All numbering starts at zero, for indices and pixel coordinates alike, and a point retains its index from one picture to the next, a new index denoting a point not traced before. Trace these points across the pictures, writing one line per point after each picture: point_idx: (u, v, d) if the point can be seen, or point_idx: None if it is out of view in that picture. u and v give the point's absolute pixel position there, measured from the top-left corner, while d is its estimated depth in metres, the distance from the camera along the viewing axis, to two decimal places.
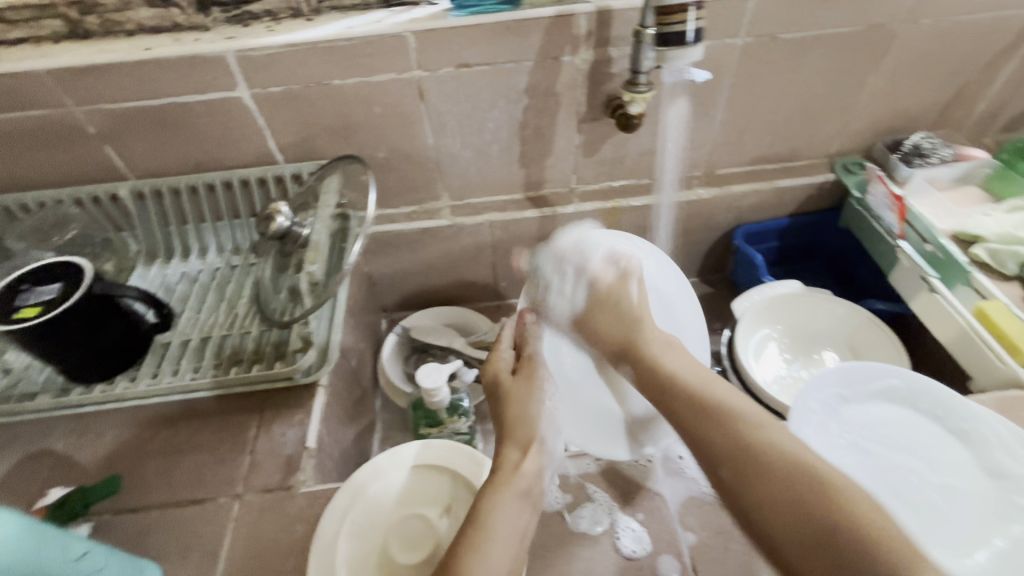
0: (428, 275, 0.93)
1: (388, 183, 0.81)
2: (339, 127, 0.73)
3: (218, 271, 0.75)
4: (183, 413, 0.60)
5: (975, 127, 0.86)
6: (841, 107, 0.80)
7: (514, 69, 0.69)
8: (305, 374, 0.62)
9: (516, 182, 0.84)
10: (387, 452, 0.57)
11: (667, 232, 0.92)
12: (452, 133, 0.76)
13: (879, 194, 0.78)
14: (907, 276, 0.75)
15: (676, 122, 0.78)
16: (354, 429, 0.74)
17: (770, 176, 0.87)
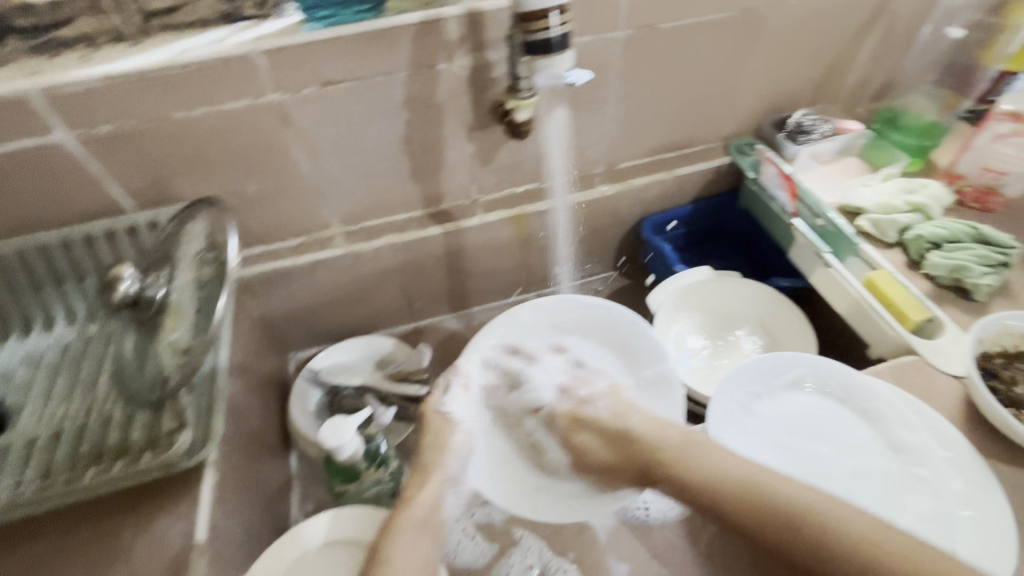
0: (332, 308, 0.86)
1: (266, 218, 0.72)
2: (195, 165, 0.64)
3: (69, 345, 0.65)
4: (35, 530, 0.51)
5: (848, 99, 0.89)
6: (726, 91, 0.80)
7: (386, 82, 0.63)
8: (185, 458, 0.53)
9: (411, 200, 0.78)
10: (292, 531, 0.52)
11: (569, 235, 0.91)
12: (330, 157, 0.69)
13: (771, 175, 0.80)
14: (805, 252, 0.77)
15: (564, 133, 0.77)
16: (262, 496, 0.67)
17: (668, 165, 0.87)
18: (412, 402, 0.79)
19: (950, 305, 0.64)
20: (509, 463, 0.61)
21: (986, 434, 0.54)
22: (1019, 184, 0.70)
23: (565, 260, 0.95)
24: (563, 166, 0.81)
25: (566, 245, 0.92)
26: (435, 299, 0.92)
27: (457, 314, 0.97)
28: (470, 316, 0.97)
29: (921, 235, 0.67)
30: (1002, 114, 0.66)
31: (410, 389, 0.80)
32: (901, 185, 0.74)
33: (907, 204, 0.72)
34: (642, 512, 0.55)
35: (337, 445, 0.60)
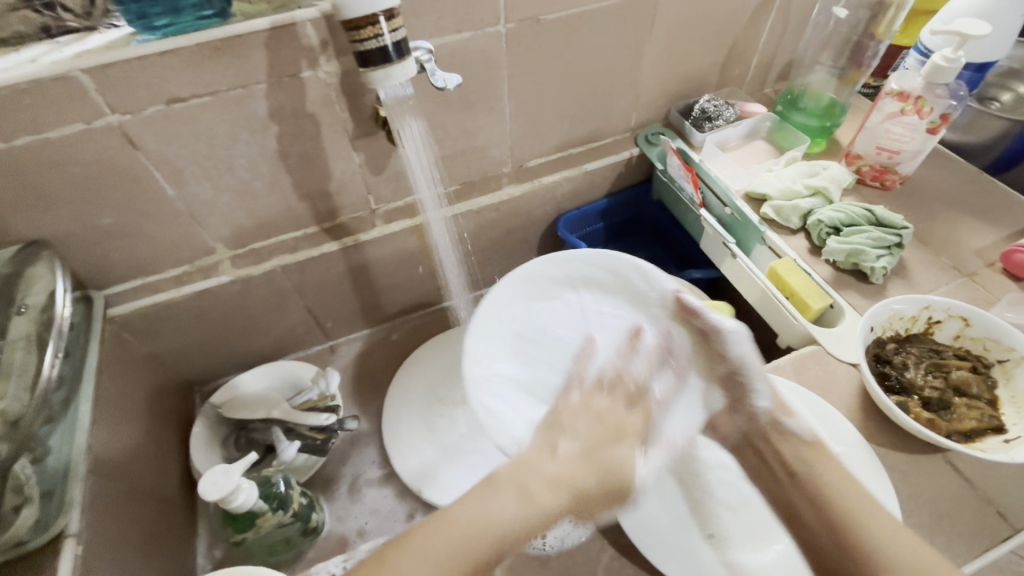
0: (232, 336, 0.80)
1: (135, 250, 0.66)
2: (34, 200, 0.56)
3: None
4: None
5: (753, 82, 0.88)
6: (628, 80, 0.78)
7: (244, 95, 0.57)
8: (36, 533, 0.48)
9: (302, 217, 0.72)
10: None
11: (453, 245, 0.85)
12: (196, 179, 0.62)
13: (675, 167, 0.78)
14: (713, 243, 0.76)
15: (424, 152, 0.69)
16: (151, 555, 0.62)
17: (577, 160, 0.84)
18: (320, 433, 0.74)
19: (850, 290, 0.64)
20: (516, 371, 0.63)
21: (881, 422, 0.54)
22: (912, 161, 0.70)
23: (450, 274, 0.88)
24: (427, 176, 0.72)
25: (456, 257, 0.87)
26: (348, 316, 0.87)
27: (375, 329, 0.93)
28: (390, 329, 0.93)
29: (821, 220, 0.67)
30: (890, 94, 0.66)
31: (318, 419, 0.74)
32: (803, 168, 0.74)
33: (807, 188, 0.71)
34: (539, 542, 0.55)
35: (222, 496, 0.54)
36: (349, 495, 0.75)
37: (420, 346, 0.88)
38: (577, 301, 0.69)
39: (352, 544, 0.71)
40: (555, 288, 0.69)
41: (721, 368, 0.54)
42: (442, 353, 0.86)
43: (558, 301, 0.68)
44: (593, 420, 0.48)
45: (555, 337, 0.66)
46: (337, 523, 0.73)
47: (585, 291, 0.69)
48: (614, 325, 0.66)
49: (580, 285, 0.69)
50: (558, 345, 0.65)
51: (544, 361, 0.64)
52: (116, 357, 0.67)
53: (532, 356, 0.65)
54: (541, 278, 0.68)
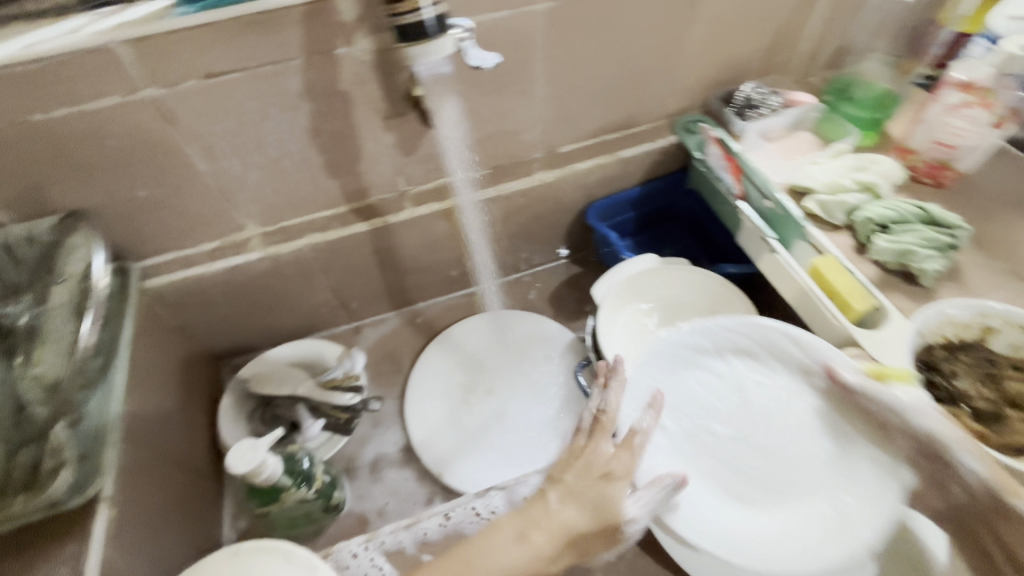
0: (260, 313, 0.81)
1: (169, 224, 0.66)
2: (74, 171, 0.57)
3: None
4: None
5: (800, 69, 0.84)
6: (669, 63, 0.75)
7: (278, 71, 0.57)
8: (71, 496, 0.48)
9: (332, 196, 0.72)
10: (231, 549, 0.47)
11: (479, 229, 0.84)
12: (230, 155, 0.62)
13: (715, 156, 0.76)
14: (751, 237, 0.73)
15: (457, 140, 0.72)
16: (177, 522, 0.63)
17: (611, 146, 0.82)
18: (342, 412, 0.76)
19: (897, 292, 0.61)
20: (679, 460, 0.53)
21: None
22: (971, 157, 0.65)
23: (478, 255, 0.89)
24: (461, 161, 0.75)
25: (483, 240, 0.87)
26: (373, 297, 0.87)
27: (400, 312, 0.92)
28: (414, 313, 0.92)
29: (868, 216, 0.64)
30: (953, 85, 0.62)
31: (344, 399, 0.75)
32: (850, 162, 0.70)
33: (855, 183, 0.67)
34: None
35: (249, 469, 0.55)
36: (370, 474, 0.76)
37: (445, 329, 0.89)
38: (729, 370, 0.55)
39: (372, 523, 0.72)
40: (698, 355, 0.56)
41: (906, 446, 0.48)
42: (466, 338, 0.86)
43: (704, 371, 0.56)
44: (594, 476, 0.47)
45: (710, 412, 0.55)
46: (358, 500, 0.73)
47: (735, 359, 0.56)
48: (769, 401, 0.54)
49: (729, 352, 0.56)
50: (712, 420, 0.54)
51: (699, 439, 0.54)
52: (149, 327, 0.68)
53: (693, 436, 0.54)
54: (681, 346, 0.56)
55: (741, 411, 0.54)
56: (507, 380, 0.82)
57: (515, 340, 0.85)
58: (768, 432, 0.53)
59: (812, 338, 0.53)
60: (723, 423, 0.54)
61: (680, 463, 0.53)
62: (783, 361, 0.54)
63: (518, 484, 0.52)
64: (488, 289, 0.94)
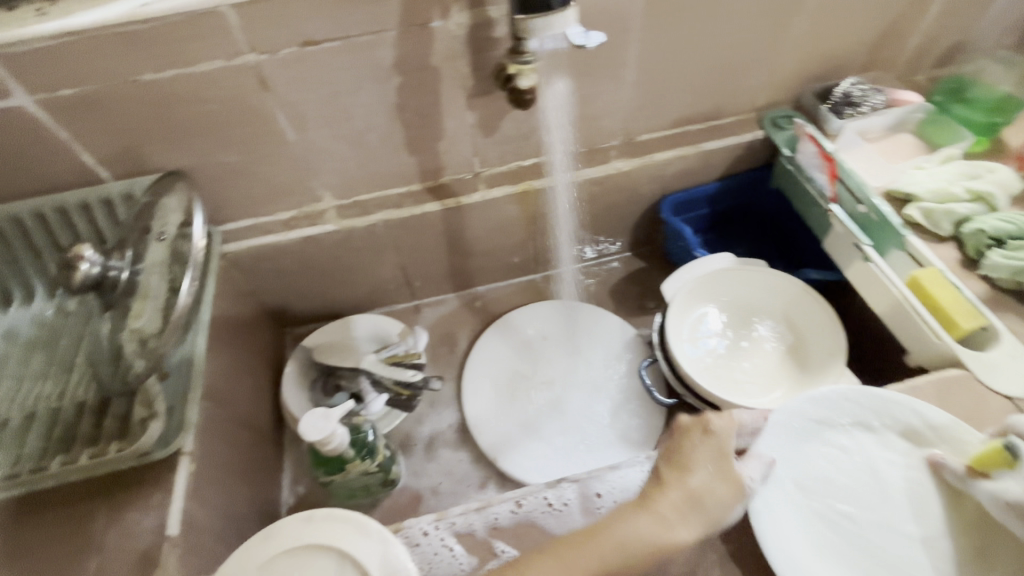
0: (328, 284, 0.82)
1: (253, 191, 0.68)
2: (170, 134, 0.59)
3: (45, 322, 0.61)
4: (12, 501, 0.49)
5: (907, 65, 0.78)
6: (766, 54, 0.71)
7: (374, 41, 0.56)
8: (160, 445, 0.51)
9: (408, 173, 0.72)
10: (307, 514, 0.47)
11: (569, 213, 0.82)
12: (317, 126, 0.63)
13: (808, 154, 0.71)
14: (840, 243, 0.69)
15: (561, 120, 0.71)
16: (246, 480, 0.65)
17: (693, 138, 0.78)
18: (405, 389, 0.76)
19: (1009, 314, 0.56)
20: (807, 547, 0.44)
21: None
22: None
23: (563, 242, 0.88)
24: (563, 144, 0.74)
25: (567, 226, 0.85)
26: (436, 277, 0.87)
27: (459, 294, 0.92)
28: (474, 296, 0.92)
29: (982, 228, 0.59)
30: None
31: (406, 375, 0.76)
32: (962, 168, 0.65)
33: (967, 192, 0.62)
34: None
35: (322, 438, 0.56)
36: (425, 452, 0.76)
37: (506, 314, 0.88)
38: (854, 445, 0.49)
39: (426, 500, 0.72)
40: (820, 426, 0.49)
41: None
42: (526, 325, 0.85)
43: (828, 443, 0.49)
44: (717, 465, 0.44)
45: (838, 492, 0.47)
46: (413, 477, 0.74)
47: (859, 432, 0.49)
48: (901, 486, 0.47)
49: (852, 424, 0.49)
50: (842, 501, 0.47)
51: (826, 523, 0.46)
52: (225, 290, 0.70)
53: (822, 520, 0.46)
54: (804, 414, 0.49)
55: (873, 497, 0.47)
56: (567, 371, 0.80)
57: (576, 331, 0.84)
58: (903, 521, 0.46)
59: (938, 415, 0.49)
60: (853, 507, 0.46)
61: (812, 549, 0.44)
62: (913, 442, 0.49)
63: (592, 477, 0.49)
64: (568, 275, 0.93)
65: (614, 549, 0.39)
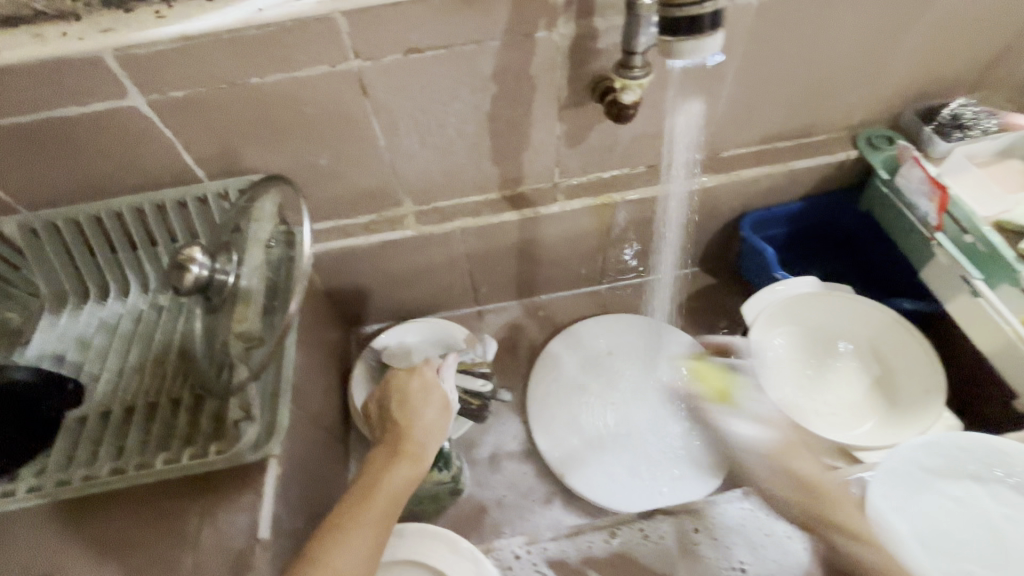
0: (397, 287, 0.82)
1: (338, 194, 0.68)
2: (267, 135, 0.59)
3: (142, 315, 0.63)
4: (115, 492, 0.50)
5: (1019, 87, 0.73)
6: (870, 72, 0.67)
7: (476, 51, 0.55)
8: (251, 450, 0.51)
9: (489, 181, 0.71)
10: None
11: (678, 220, 0.80)
12: (408, 132, 0.62)
13: (914, 179, 0.66)
14: (943, 274, 0.66)
15: (689, 123, 0.69)
16: (320, 481, 0.66)
17: (782, 156, 0.75)
18: (475, 399, 0.75)
19: None
20: None
21: None
22: None
23: (666, 250, 0.85)
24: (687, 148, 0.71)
25: (675, 231, 0.82)
26: (502, 285, 0.86)
27: (523, 303, 0.91)
28: (537, 305, 0.90)
29: None
30: None
31: (474, 384, 0.75)
32: None
33: None
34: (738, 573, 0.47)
35: None
36: (489, 463, 0.75)
37: (570, 326, 0.86)
38: (969, 497, 0.47)
39: (490, 513, 0.72)
40: (929, 476, 0.48)
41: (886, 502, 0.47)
42: (593, 339, 0.83)
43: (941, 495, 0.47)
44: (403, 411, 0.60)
45: (957, 547, 0.44)
46: (476, 488, 0.74)
47: (973, 484, 0.47)
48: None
49: (964, 475, 0.48)
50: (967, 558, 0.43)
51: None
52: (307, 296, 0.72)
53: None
54: (913, 462, 0.48)
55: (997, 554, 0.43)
56: (635, 389, 0.79)
57: (645, 348, 0.82)
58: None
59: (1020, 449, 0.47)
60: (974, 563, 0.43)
61: None
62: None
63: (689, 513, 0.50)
64: (667, 282, 0.90)
65: (383, 494, 0.51)
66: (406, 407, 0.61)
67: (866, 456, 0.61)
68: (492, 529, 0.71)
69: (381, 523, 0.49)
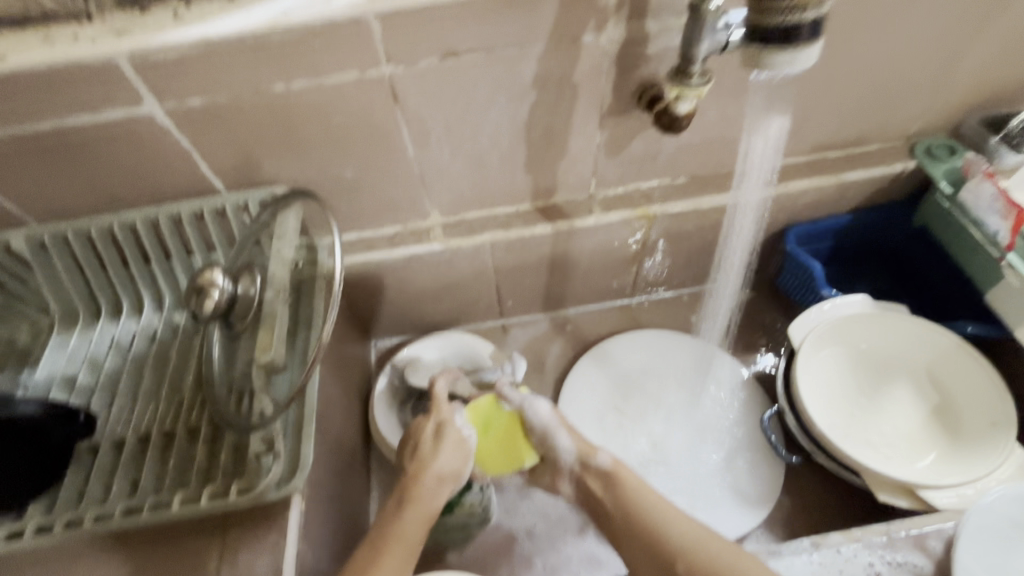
0: (420, 301, 0.77)
1: (361, 204, 0.64)
2: (289, 144, 0.55)
3: (157, 335, 0.60)
4: (128, 531, 0.47)
5: None
6: (937, 77, 0.62)
7: (518, 56, 0.51)
8: (274, 488, 0.47)
9: (522, 192, 0.67)
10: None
11: (745, 238, 0.76)
12: (440, 142, 0.58)
13: (985, 196, 0.62)
14: (1018, 297, 0.61)
15: (775, 136, 0.65)
16: (343, 510, 0.62)
17: (834, 166, 0.70)
18: None
19: None
20: None
21: None
22: None
23: (729, 260, 0.79)
24: (767, 164, 0.67)
25: (744, 242, 0.77)
26: (529, 298, 0.81)
27: (550, 317, 0.86)
28: (564, 319, 0.86)
29: None
30: None
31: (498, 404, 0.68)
32: None
33: None
34: None
35: None
36: (518, 488, 0.72)
37: (599, 342, 0.82)
38: None
39: (520, 543, 0.68)
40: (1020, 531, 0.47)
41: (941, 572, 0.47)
42: (624, 358, 0.79)
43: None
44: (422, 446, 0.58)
45: None
46: (505, 516, 0.70)
47: None
48: None
49: None
50: None
51: None
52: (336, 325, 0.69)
53: None
54: (1000, 517, 0.48)
55: None
56: (669, 412, 0.75)
57: (680, 368, 0.78)
58: None
59: None
60: None
61: None
62: None
63: None
64: (725, 294, 0.83)
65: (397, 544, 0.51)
66: (416, 454, 0.58)
67: (932, 496, 0.56)
68: (522, 561, 0.67)
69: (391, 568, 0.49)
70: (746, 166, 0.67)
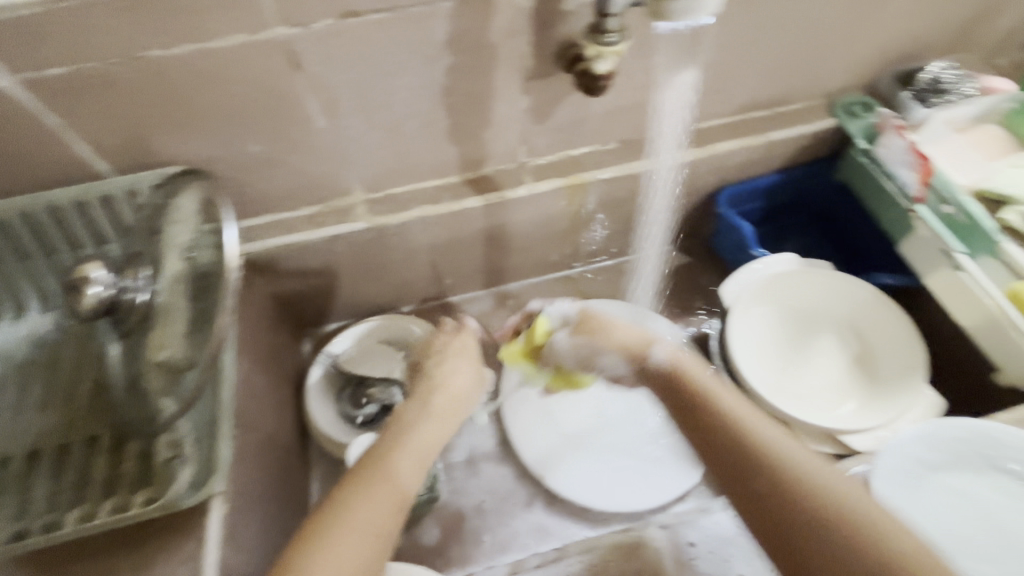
0: (352, 284, 0.73)
1: (274, 183, 0.59)
2: (180, 119, 0.50)
3: (47, 340, 0.55)
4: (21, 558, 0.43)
5: (993, 49, 0.71)
6: (851, 33, 0.63)
7: (426, 14, 0.48)
8: (187, 494, 0.43)
9: (449, 164, 0.64)
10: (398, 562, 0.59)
11: (665, 199, 0.75)
12: (352, 111, 0.54)
13: (895, 148, 0.65)
14: (925, 247, 0.64)
15: (684, 92, 0.65)
16: (280, 506, 0.59)
17: (759, 126, 0.70)
18: None
19: None
20: None
21: None
22: None
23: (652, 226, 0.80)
24: (677, 118, 0.68)
25: (663, 208, 0.77)
26: (468, 275, 0.79)
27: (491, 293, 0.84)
28: (507, 294, 0.84)
29: None
30: None
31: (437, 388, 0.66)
32: None
33: None
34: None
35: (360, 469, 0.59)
36: (466, 466, 0.71)
37: None
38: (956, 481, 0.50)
39: (470, 520, 0.67)
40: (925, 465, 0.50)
41: None
42: None
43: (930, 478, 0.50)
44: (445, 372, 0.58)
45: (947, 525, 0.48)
46: (454, 495, 0.69)
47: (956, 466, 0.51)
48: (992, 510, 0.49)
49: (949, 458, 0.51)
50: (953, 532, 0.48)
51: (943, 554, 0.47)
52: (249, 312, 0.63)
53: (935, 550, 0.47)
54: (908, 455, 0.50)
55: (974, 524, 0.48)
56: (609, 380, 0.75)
57: None
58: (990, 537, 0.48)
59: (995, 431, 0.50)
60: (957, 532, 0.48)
61: None
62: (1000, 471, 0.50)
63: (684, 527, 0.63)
64: (652, 256, 0.85)
65: (404, 465, 0.49)
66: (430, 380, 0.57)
67: None
68: (472, 538, 0.66)
69: (389, 505, 0.46)
70: (655, 123, 0.66)
